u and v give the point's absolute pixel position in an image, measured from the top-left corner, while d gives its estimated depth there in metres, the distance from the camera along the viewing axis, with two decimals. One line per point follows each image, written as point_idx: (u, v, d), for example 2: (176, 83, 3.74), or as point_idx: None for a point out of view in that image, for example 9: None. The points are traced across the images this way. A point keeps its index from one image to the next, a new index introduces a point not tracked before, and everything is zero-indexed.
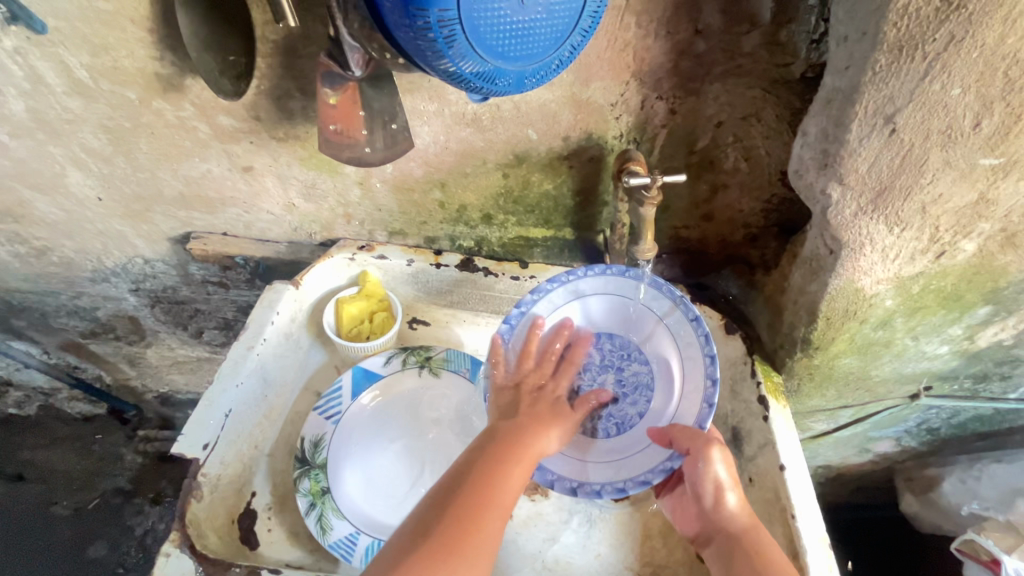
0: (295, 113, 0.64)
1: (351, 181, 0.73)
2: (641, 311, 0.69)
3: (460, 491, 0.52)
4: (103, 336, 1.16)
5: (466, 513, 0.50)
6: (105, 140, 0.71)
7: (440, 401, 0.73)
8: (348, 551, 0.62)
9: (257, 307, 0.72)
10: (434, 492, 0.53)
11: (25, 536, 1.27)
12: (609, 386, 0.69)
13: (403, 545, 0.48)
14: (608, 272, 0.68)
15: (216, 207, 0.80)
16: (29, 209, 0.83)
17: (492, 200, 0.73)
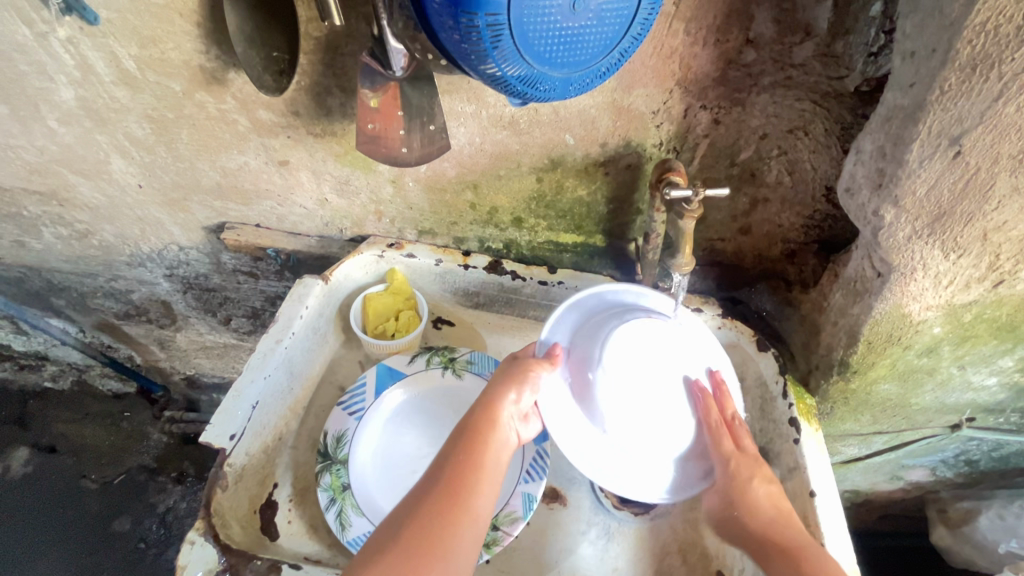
0: (333, 110, 0.64)
1: (384, 179, 0.73)
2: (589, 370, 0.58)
3: (434, 493, 0.51)
4: (136, 318, 1.19)
5: (442, 502, 0.50)
6: (148, 129, 0.72)
7: (462, 406, 0.72)
8: None
9: (286, 301, 0.73)
10: (416, 491, 0.52)
11: (55, 507, 1.32)
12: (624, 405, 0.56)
13: (383, 539, 0.48)
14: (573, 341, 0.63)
15: (250, 199, 0.81)
16: (73, 193, 0.86)
17: (524, 203, 0.73)
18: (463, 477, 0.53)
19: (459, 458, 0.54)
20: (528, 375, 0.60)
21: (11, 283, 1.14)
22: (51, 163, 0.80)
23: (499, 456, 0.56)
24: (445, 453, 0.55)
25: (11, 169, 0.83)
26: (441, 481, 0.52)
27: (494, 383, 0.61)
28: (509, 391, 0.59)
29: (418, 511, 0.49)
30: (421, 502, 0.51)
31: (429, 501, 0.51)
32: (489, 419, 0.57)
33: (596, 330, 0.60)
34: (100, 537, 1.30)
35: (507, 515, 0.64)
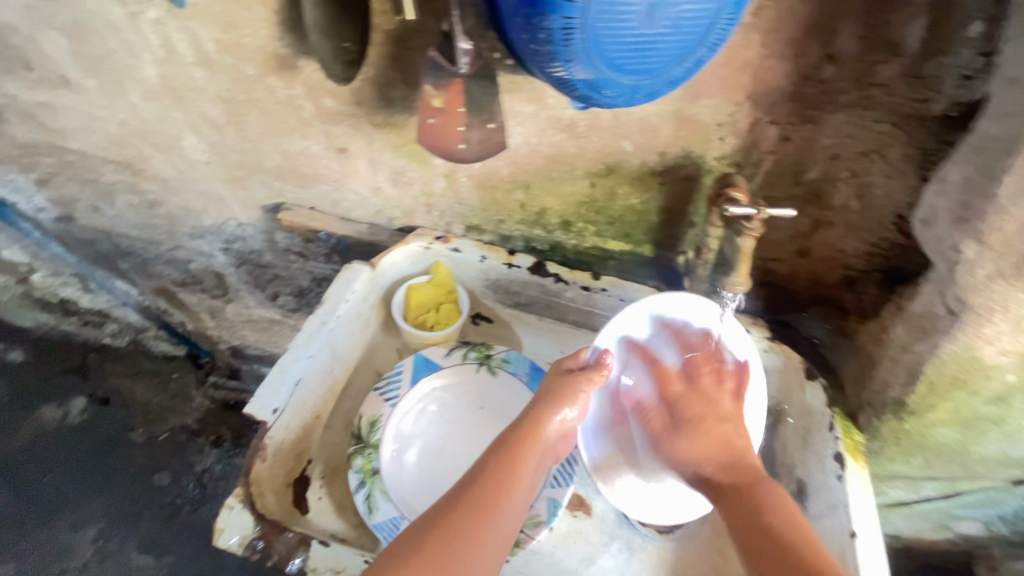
0: (395, 102, 0.66)
1: (438, 172, 0.74)
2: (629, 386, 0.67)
3: (465, 506, 0.52)
4: (192, 286, 1.26)
5: (472, 516, 0.52)
6: (220, 109, 0.76)
7: (482, 400, 0.73)
8: (391, 534, 0.64)
9: (333, 285, 0.75)
10: (445, 502, 0.53)
11: (104, 457, 1.42)
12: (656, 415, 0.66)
13: (412, 545, 0.50)
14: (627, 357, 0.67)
15: (308, 182, 0.84)
16: (147, 164, 0.91)
17: (574, 207, 0.72)
18: (494, 498, 0.53)
19: (493, 478, 0.55)
20: (575, 393, 0.61)
21: (84, 244, 1.22)
22: (129, 135, 0.86)
23: (529, 480, 0.57)
24: (478, 469, 0.56)
25: (93, 138, 0.89)
26: (471, 499, 0.53)
27: (540, 399, 0.61)
28: (556, 411, 0.60)
29: (449, 520, 0.51)
30: (453, 510, 0.52)
31: (458, 513, 0.52)
32: (530, 438, 0.58)
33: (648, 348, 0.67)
34: (141, 488, 1.39)
35: (531, 518, 0.64)
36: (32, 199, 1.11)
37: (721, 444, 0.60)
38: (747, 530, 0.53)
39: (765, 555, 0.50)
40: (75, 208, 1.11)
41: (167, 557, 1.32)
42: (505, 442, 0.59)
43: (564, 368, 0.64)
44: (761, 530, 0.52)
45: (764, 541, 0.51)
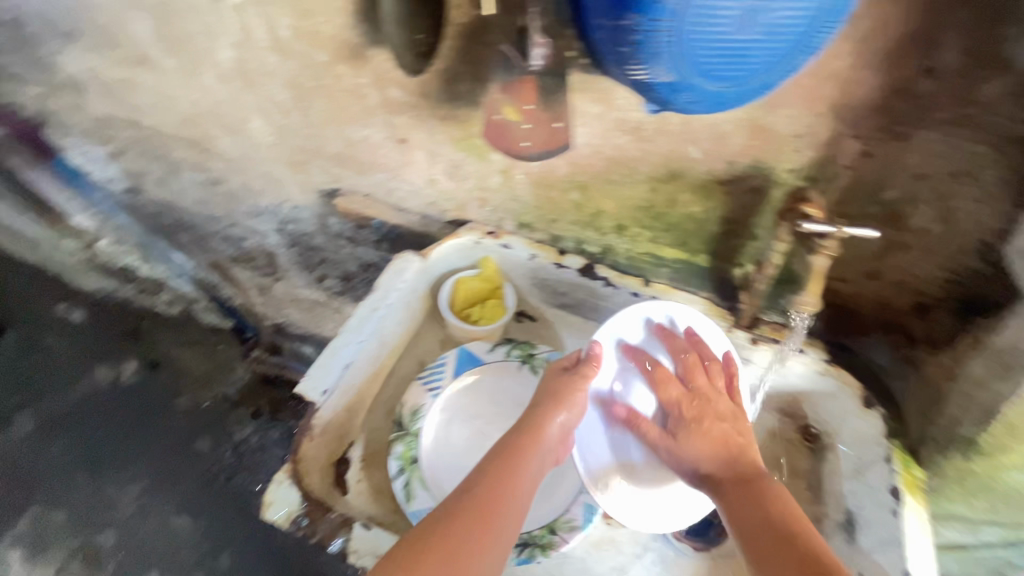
0: (460, 95, 0.66)
1: (495, 168, 0.74)
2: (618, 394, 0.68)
3: (468, 507, 0.53)
4: (246, 263, 1.31)
5: (475, 518, 0.52)
6: (289, 94, 0.78)
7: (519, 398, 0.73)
8: None
9: (385, 271, 0.76)
10: (447, 503, 0.54)
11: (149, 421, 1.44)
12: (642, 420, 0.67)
13: (416, 546, 0.49)
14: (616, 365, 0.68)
15: (365, 170, 0.85)
16: (214, 143, 0.94)
17: (631, 211, 0.71)
18: (495, 502, 0.54)
19: (494, 483, 0.55)
20: (572, 394, 0.63)
21: (149, 216, 1.28)
22: (201, 115, 0.89)
23: (528, 485, 0.57)
24: (479, 474, 0.56)
25: (167, 116, 0.93)
26: (473, 501, 0.53)
27: (539, 402, 0.62)
28: (555, 413, 0.61)
29: (451, 521, 0.51)
30: (456, 512, 0.52)
31: (460, 515, 0.52)
32: (530, 441, 0.59)
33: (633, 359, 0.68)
34: (183, 453, 1.41)
35: (566, 522, 0.64)
36: (105, 170, 1.17)
37: (721, 442, 0.60)
38: (752, 529, 0.52)
39: (769, 553, 0.50)
40: (143, 181, 1.16)
41: None
42: (503, 445, 0.59)
43: (559, 368, 0.66)
44: (764, 528, 0.51)
45: (769, 539, 0.50)
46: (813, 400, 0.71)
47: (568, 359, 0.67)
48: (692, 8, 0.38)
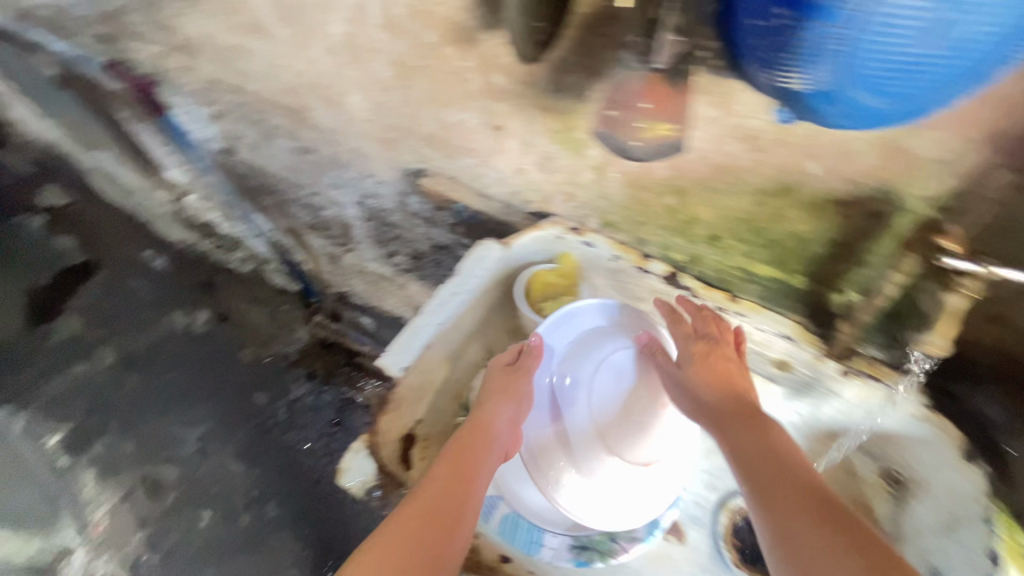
0: (566, 87, 0.64)
1: (589, 164, 0.72)
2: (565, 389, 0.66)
3: (428, 504, 0.54)
4: (322, 231, 1.36)
5: (433, 515, 0.53)
6: (391, 72, 0.78)
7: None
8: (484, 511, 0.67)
9: (467, 257, 0.77)
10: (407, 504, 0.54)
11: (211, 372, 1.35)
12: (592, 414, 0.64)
13: (378, 548, 0.50)
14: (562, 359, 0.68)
15: (454, 153, 0.86)
16: (312, 114, 0.97)
17: (729, 222, 0.68)
18: (442, 516, 0.53)
19: (444, 485, 0.56)
20: (513, 385, 0.65)
21: (238, 177, 1.35)
22: (303, 86, 0.92)
23: (482, 480, 0.58)
24: (431, 477, 0.57)
25: (270, 83, 0.96)
26: (420, 515, 0.53)
27: (488, 399, 0.64)
28: (499, 407, 0.63)
29: (412, 517, 0.52)
30: (415, 512, 0.53)
31: (419, 514, 0.53)
32: (479, 438, 0.61)
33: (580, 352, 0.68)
34: None
35: (628, 531, 0.66)
36: (204, 129, 1.23)
37: (723, 375, 0.63)
38: (750, 457, 0.55)
39: (768, 479, 0.52)
40: (238, 143, 1.22)
41: None
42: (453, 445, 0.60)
43: (502, 364, 0.67)
44: (765, 464, 0.54)
45: (767, 468, 0.53)
46: (907, 447, 0.67)
47: (511, 354, 0.68)
48: (871, 21, 0.43)
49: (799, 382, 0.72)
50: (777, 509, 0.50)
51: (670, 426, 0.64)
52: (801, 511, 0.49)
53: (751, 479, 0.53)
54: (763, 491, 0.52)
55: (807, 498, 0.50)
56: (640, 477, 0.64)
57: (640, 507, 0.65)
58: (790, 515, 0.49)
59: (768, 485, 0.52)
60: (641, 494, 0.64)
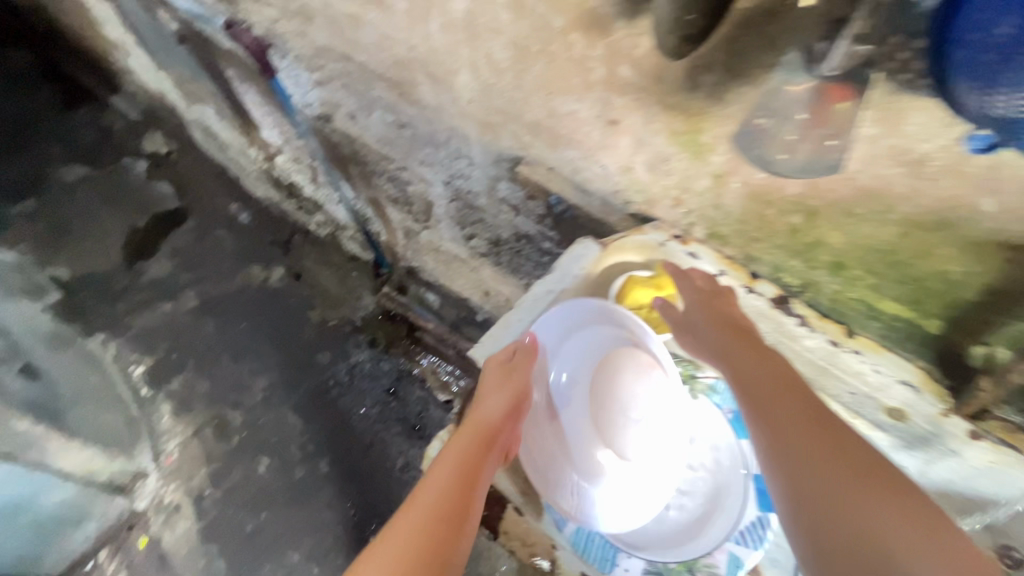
0: (701, 87, 0.59)
1: (708, 171, 0.67)
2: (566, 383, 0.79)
3: (447, 507, 0.64)
4: (403, 206, 1.38)
5: (451, 517, 0.63)
6: (508, 55, 0.75)
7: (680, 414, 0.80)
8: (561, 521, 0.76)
9: (565, 253, 0.77)
10: (429, 509, 0.64)
11: (268, 300, 1.83)
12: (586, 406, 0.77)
13: (406, 554, 0.59)
14: (563, 355, 0.78)
15: (558, 144, 0.83)
16: (416, 90, 0.97)
17: (863, 251, 0.62)
18: (453, 505, 0.64)
19: (455, 485, 0.67)
20: (515, 380, 0.74)
21: (330, 144, 1.38)
22: (413, 60, 0.91)
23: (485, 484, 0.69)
24: (442, 487, 0.66)
25: (380, 55, 0.96)
26: (432, 504, 0.64)
27: (489, 398, 0.73)
28: (495, 400, 0.73)
29: (434, 520, 0.62)
30: (435, 516, 0.63)
31: (438, 519, 0.63)
32: (480, 443, 0.71)
33: (578, 352, 0.78)
34: (309, 361, 1.75)
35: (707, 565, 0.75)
36: (306, 95, 1.26)
37: (732, 326, 0.70)
38: (760, 381, 0.66)
39: (782, 402, 0.64)
40: (336, 112, 1.24)
41: (314, 426, 1.67)
42: (459, 450, 0.70)
43: (498, 362, 0.75)
44: (773, 379, 0.65)
45: (777, 390, 0.64)
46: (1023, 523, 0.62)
47: (505, 352, 0.75)
48: None
49: (912, 435, 0.67)
50: (778, 415, 0.63)
51: (661, 425, 0.74)
52: (798, 414, 0.62)
53: (755, 385, 0.66)
54: (766, 398, 0.64)
55: (815, 419, 0.61)
56: (625, 473, 0.75)
57: (641, 495, 0.74)
58: (787, 421, 0.62)
59: (772, 396, 0.64)
60: (644, 491, 0.74)
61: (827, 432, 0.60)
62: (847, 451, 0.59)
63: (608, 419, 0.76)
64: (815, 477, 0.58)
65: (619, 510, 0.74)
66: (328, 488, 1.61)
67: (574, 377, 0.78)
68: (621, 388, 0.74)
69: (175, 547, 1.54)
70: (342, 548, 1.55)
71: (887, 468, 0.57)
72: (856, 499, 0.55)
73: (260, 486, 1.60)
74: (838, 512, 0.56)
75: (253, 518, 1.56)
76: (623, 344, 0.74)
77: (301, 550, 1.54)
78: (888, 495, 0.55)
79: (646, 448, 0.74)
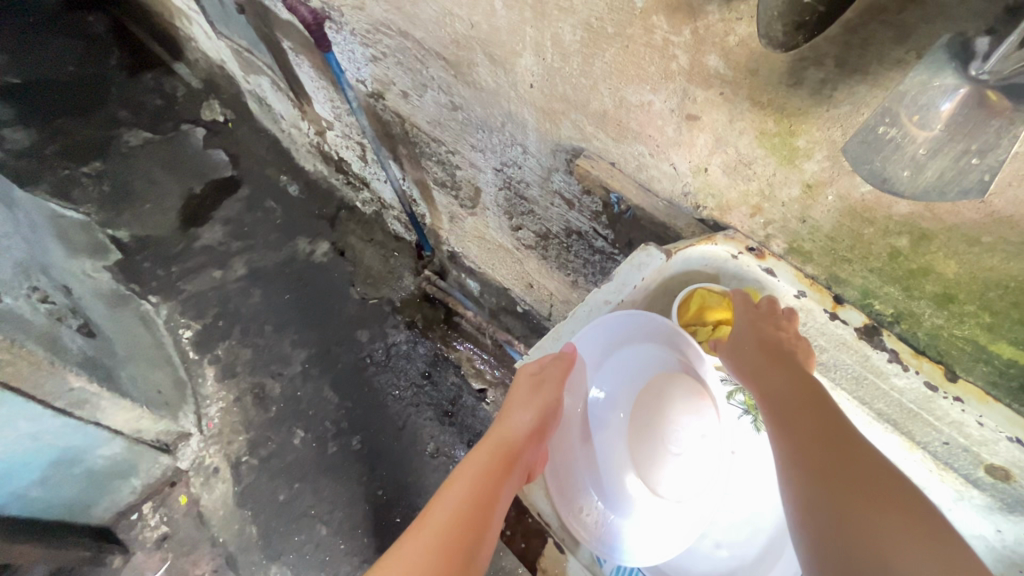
0: (805, 83, 0.51)
1: (799, 179, 0.59)
2: (602, 404, 0.70)
3: (462, 526, 0.58)
4: (450, 189, 1.34)
5: (466, 537, 0.57)
6: (578, 36, 0.68)
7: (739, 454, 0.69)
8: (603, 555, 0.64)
9: (624, 263, 0.69)
10: (443, 527, 0.58)
11: (312, 274, 1.84)
12: (619, 431, 0.68)
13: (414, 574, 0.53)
14: (601, 371, 0.70)
15: (625, 137, 0.76)
16: (473, 71, 0.91)
17: (981, 286, 0.53)
18: (465, 535, 0.57)
19: (473, 503, 0.60)
20: (542, 393, 0.67)
21: (381, 122, 1.34)
22: (472, 39, 0.85)
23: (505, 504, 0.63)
24: (458, 503, 0.60)
25: (438, 32, 0.91)
26: (445, 521, 0.58)
27: (514, 413, 0.68)
28: (519, 414, 0.68)
29: (447, 540, 0.57)
30: (448, 533, 0.57)
31: (451, 538, 0.57)
32: (502, 461, 0.65)
33: (620, 369, 0.69)
34: (347, 338, 1.76)
35: None
36: (360, 70, 1.22)
37: (788, 346, 0.62)
38: (794, 403, 0.58)
39: (804, 419, 0.56)
40: (388, 90, 1.20)
41: (349, 403, 1.68)
42: (477, 467, 0.65)
43: (527, 374, 0.68)
44: (807, 398, 0.57)
45: (807, 410, 0.56)
46: None
47: (536, 364, 0.68)
48: None
49: (1013, 498, 0.57)
50: (798, 438, 0.55)
51: (702, 462, 0.65)
52: (823, 437, 0.54)
53: (784, 407, 0.58)
54: (789, 418, 0.57)
55: (834, 436, 0.54)
56: (660, 515, 0.63)
57: (669, 539, 0.62)
58: (808, 442, 0.54)
59: (796, 417, 0.57)
60: (673, 536, 0.62)
61: (854, 459, 0.52)
62: (876, 485, 0.50)
63: (648, 448, 0.66)
64: (832, 507, 0.50)
65: (650, 553, 0.62)
66: (358, 465, 1.62)
67: (612, 397, 0.69)
68: (664, 413, 0.67)
69: (213, 508, 1.59)
70: (369, 527, 1.56)
71: (926, 511, 0.48)
72: (874, 535, 0.47)
73: (294, 457, 1.63)
74: (853, 546, 0.47)
75: (287, 487, 1.60)
76: (671, 370, 0.68)
77: (330, 525, 1.56)
78: (922, 541, 0.46)
79: (687, 489, 0.64)
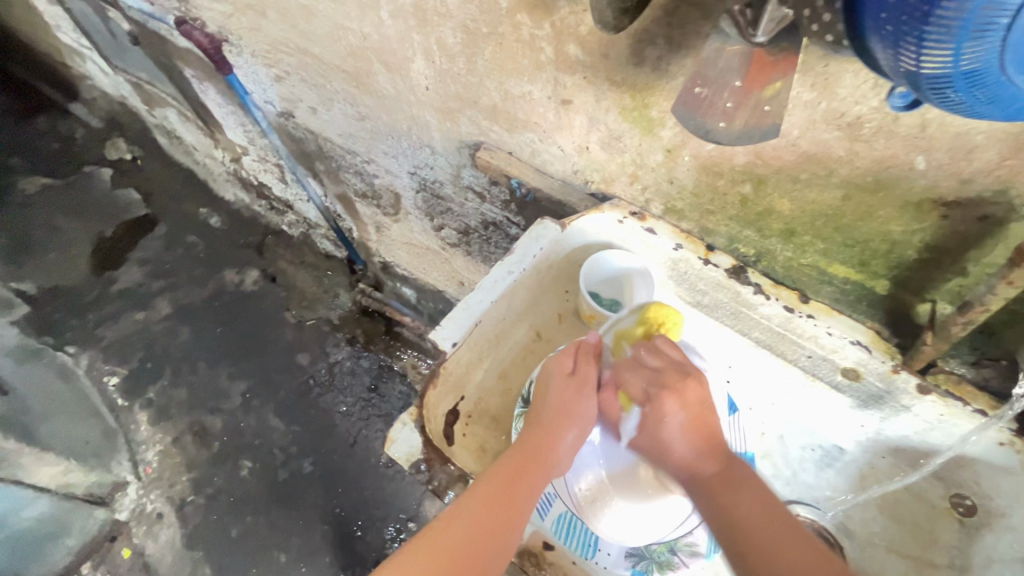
0: (646, 61, 0.60)
1: (660, 145, 0.68)
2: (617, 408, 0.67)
3: (484, 518, 0.59)
4: (371, 200, 1.38)
5: (492, 529, 0.58)
6: (459, 38, 0.75)
7: None
8: (542, 508, 0.68)
9: (524, 235, 0.77)
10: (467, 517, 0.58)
11: (243, 302, 1.81)
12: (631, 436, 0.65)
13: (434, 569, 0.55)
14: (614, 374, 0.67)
15: (516, 127, 0.83)
16: (373, 79, 0.96)
17: (811, 216, 0.63)
18: (487, 533, 0.58)
19: (491, 500, 0.60)
20: (571, 394, 0.65)
21: (294, 141, 1.36)
22: (367, 50, 0.90)
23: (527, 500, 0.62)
24: (479, 495, 0.60)
25: (335, 47, 0.95)
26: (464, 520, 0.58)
27: (545, 406, 0.66)
28: (550, 408, 0.66)
29: (469, 533, 0.57)
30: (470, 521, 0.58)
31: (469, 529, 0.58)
32: (534, 456, 0.63)
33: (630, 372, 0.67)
34: (287, 363, 1.73)
35: (688, 546, 0.63)
36: (266, 92, 1.24)
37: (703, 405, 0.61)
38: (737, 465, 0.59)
39: (741, 488, 0.57)
40: (296, 108, 1.23)
41: (296, 427, 1.66)
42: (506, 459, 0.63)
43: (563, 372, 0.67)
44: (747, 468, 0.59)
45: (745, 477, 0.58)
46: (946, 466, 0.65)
47: (570, 361, 0.67)
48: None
49: (866, 394, 0.67)
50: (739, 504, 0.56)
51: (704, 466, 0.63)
52: (761, 499, 0.57)
53: (725, 469, 0.59)
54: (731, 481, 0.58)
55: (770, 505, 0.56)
56: (660, 507, 0.61)
57: (656, 522, 0.62)
58: (743, 508, 0.56)
59: (737, 477, 0.58)
60: (660, 518, 0.62)
61: (789, 522, 0.55)
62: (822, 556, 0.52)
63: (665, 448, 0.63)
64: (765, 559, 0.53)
65: (636, 536, 0.62)
66: (312, 486, 1.60)
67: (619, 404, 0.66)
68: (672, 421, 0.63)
69: (160, 556, 1.52)
70: (330, 546, 1.54)
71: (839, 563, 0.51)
72: None
73: (243, 490, 1.58)
74: None
75: (239, 522, 1.55)
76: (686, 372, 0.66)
77: (288, 551, 1.53)
78: None
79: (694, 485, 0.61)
